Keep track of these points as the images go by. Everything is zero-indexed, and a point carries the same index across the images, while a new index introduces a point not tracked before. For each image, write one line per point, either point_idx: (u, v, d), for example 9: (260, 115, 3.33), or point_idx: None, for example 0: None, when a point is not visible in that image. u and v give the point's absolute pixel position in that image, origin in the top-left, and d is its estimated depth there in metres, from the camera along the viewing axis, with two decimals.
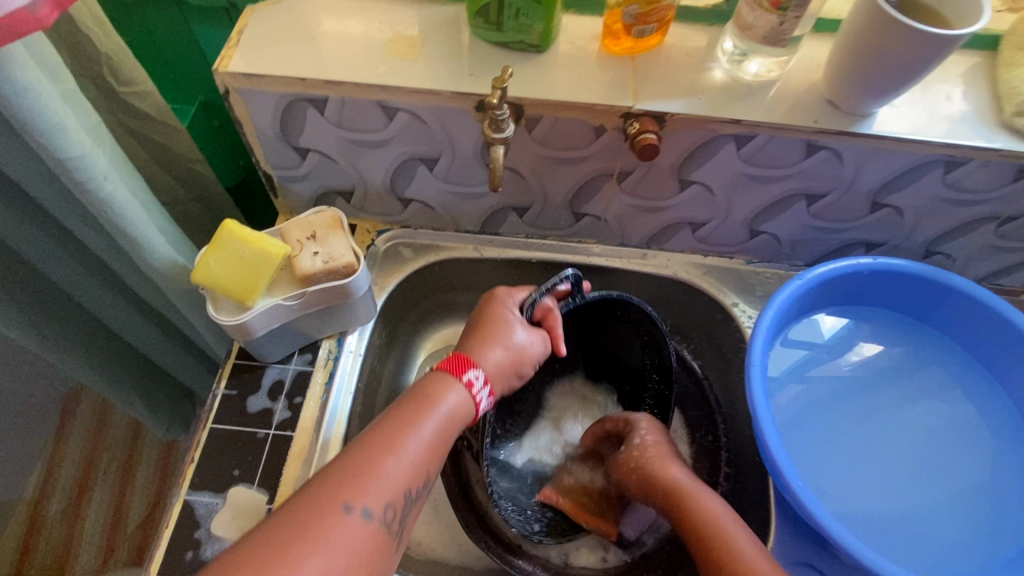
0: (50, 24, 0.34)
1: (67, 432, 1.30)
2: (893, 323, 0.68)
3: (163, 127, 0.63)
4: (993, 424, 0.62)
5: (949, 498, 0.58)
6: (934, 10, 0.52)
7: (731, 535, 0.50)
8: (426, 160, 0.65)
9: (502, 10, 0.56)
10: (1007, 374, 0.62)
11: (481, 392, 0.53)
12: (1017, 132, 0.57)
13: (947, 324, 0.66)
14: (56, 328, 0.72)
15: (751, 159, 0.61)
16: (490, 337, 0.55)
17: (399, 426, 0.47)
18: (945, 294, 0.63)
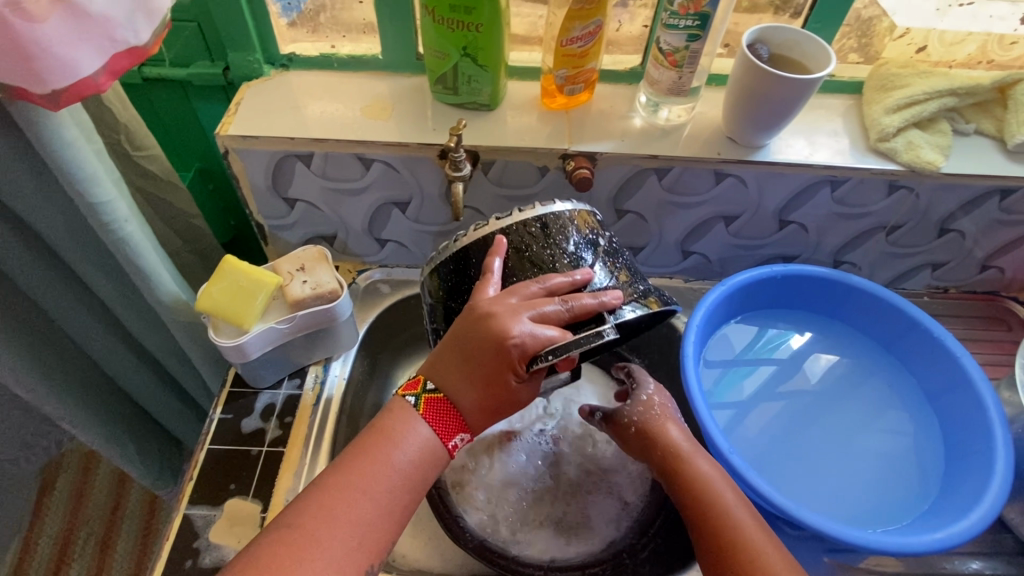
0: (106, 89, 0.45)
1: (45, 508, 1.28)
2: (808, 320, 0.77)
3: (169, 186, 0.73)
4: (905, 400, 0.71)
5: (879, 468, 0.65)
6: (797, 62, 0.66)
7: (717, 502, 0.56)
8: (399, 204, 0.75)
9: (457, 77, 0.69)
10: (908, 354, 0.72)
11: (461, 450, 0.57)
12: (882, 154, 0.70)
13: (853, 317, 0.76)
14: (59, 375, 0.77)
15: (673, 188, 0.73)
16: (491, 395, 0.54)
17: (357, 465, 0.52)
18: (847, 291, 0.74)
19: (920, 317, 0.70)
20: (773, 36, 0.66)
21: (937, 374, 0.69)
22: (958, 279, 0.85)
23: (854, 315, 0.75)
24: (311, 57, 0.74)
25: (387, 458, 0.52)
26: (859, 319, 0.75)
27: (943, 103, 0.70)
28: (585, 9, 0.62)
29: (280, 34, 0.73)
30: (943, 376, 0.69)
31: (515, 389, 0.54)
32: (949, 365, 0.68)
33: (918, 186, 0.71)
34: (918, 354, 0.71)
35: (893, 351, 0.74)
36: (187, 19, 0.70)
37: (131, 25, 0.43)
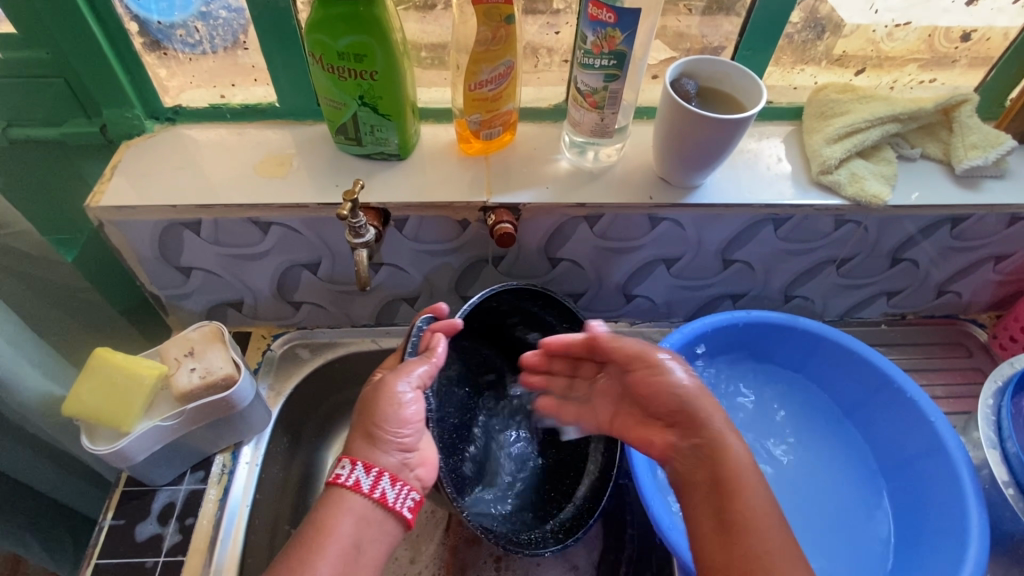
0: None
1: None
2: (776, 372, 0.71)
3: (46, 262, 0.65)
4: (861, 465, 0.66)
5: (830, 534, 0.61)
6: (729, 96, 0.60)
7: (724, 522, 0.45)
8: (309, 266, 0.68)
9: (359, 127, 0.62)
10: (875, 415, 0.66)
11: (372, 483, 0.51)
12: (826, 188, 0.65)
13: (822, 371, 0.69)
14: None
15: (606, 235, 0.67)
16: (368, 433, 0.53)
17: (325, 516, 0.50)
18: (815, 342, 0.67)
19: (893, 376, 0.64)
20: (699, 69, 0.61)
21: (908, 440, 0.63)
22: (915, 306, 0.81)
23: (822, 368, 0.69)
24: (200, 109, 0.67)
25: (348, 504, 0.50)
26: (828, 373, 0.69)
27: (886, 130, 0.66)
28: (491, 50, 0.56)
29: (160, 86, 0.65)
30: (916, 442, 0.62)
31: (380, 384, 0.54)
32: (924, 431, 0.62)
33: (866, 219, 0.67)
34: (888, 416, 0.65)
35: (860, 411, 0.67)
36: (51, 74, 0.62)
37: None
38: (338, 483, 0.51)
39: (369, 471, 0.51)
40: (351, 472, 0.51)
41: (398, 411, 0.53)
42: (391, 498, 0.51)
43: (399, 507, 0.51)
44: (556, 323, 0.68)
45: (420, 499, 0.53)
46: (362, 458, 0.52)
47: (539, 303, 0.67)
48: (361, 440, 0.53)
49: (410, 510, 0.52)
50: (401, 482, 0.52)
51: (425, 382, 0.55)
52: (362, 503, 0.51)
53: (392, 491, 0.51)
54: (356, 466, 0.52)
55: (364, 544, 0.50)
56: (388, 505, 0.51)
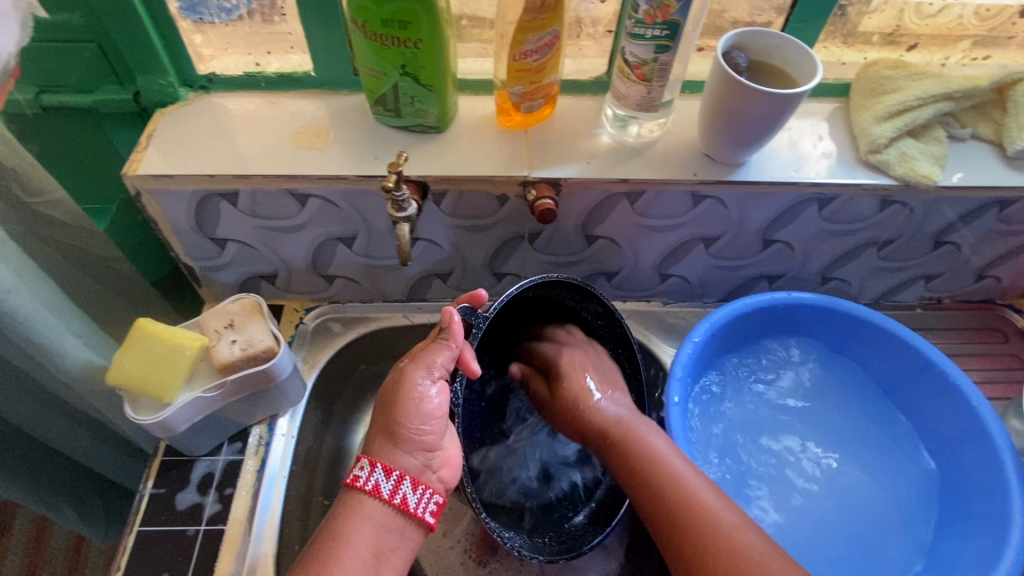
0: None
1: None
2: (814, 356, 0.70)
3: (82, 232, 0.64)
4: (894, 448, 0.66)
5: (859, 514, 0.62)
6: (781, 71, 0.58)
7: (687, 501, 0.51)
8: (344, 239, 0.67)
9: (399, 98, 0.60)
10: (913, 399, 0.66)
11: (391, 489, 0.51)
12: (874, 167, 0.64)
13: (862, 354, 0.69)
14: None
15: (646, 212, 0.66)
16: (389, 431, 0.53)
17: (346, 521, 0.50)
18: (856, 325, 0.67)
19: (937, 361, 0.63)
20: (750, 42, 0.59)
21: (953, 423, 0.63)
22: (952, 290, 0.80)
23: (861, 350, 0.68)
24: (234, 77, 0.65)
25: (366, 510, 0.51)
26: (867, 356, 0.68)
27: (939, 108, 0.64)
28: (539, 19, 0.54)
29: (195, 53, 0.63)
30: (954, 426, 0.62)
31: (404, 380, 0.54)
32: (966, 417, 0.61)
33: (912, 201, 0.65)
34: (931, 400, 0.64)
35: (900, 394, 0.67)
36: (84, 39, 0.61)
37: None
38: (356, 486, 0.51)
39: (388, 475, 0.51)
40: (370, 474, 0.51)
41: (418, 404, 0.52)
42: (413, 502, 0.52)
43: (421, 511, 0.52)
44: (590, 318, 0.67)
45: (442, 502, 0.54)
46: (382, 460, 0.52)
47: (578, 300, 0.65)
48: (384, 441, 0.53)
49: (433, 513, 0.53)
50: (421, 486, 0.52)
51: (445, 371, 0.54)
52: (381, 508, 0.51)
53: (414, 496, 0.52)
54: (376, 469, 0.52)
55: (385, 551, 0.50)
56: (410, 510, 0.51)
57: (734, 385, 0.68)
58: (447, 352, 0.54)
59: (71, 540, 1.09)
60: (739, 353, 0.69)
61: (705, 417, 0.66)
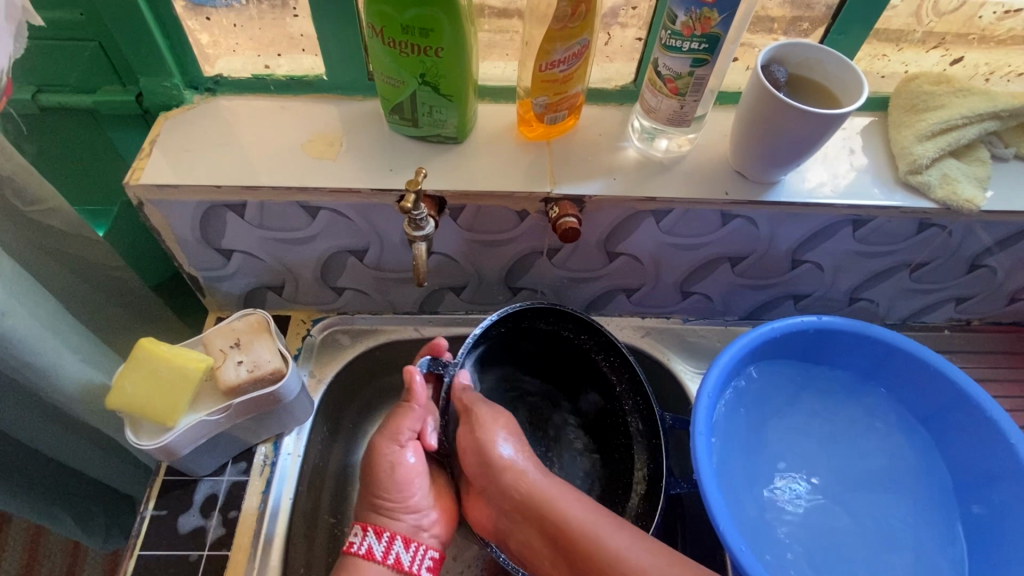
0: None
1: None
2: (837, 382, 0.69)
3: (81, 240, 0.61)
4: (922, 485, 0.64)
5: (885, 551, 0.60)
6: (822, 87, 0.55)
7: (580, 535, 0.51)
8: (355, 252, 0.64)
9: (416, 107, 0.57)
10: (941, 431, 0.65)
11: (383, 550, 0.54)
12: (913, 188, 0.61)
13: (889, 382, 0.67)
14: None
15: (672, 231, 0.63)
16: (376, 500, 0.56)
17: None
18: (887, 353, 0.66)
19: (970, 394, 0.62)
20: (789, 55, 0.55)
21: (982, 462, 0.62)
22: (983, 312, 0.77)
23: (890, 379, 0.67)
24: (243, 79, 0.62)
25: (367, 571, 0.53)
26: (895, 387, 0.67)
27: (984, 128, 0.60)
28: (568, 29, 0.51)
29: (201, 54, 0.60)
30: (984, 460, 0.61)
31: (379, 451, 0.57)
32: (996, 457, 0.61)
33: (952, 224, 0.62)
34: (956, 435, 0.64)
35: (928, 427, 0.66)
36: (84, 38, 0.57)
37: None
38: (351, 552, 0.54)
39: (381, 537, 0.55)
40: (364, 539, 0.55)
41: (393, 469, 0.56)
42: (407, 561, 0.55)
43: (416, 569, 0.55)
44: (574, 336, 0.66)
45: (437, 557, 0.57)
46: (373, 524, 0.55)
47: (552, 321, 0.65)
48: (369, 505, 0.56)
49: (429, 568, 0.56)
50: (415, 545, 0.55)
51: (414, 432, 0.57)
52: (378, 569, 0.54)
53: (407, 554, 0.55)
54: (369, 532, 0.55)
55: None
56: (405, 568, 0.54)
57: (761, 410, 0.66)
58: (412, 414, 0.57)
59: (68, 541, 1.07)
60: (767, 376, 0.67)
61: (731, 441, 0.64)
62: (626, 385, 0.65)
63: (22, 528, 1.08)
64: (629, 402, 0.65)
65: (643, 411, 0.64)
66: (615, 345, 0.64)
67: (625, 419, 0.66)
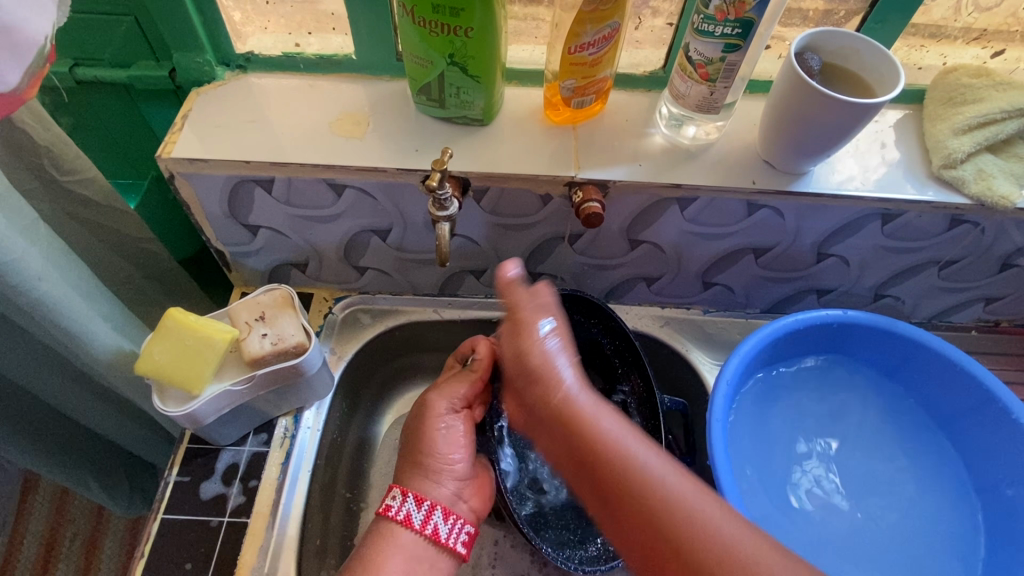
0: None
1: None
2: (858, 379, 0.68)
3: (112, 212, 0.63)
4: (941, 484, 0.63)
5: (917, 549, 0.60)
6: (856, 76, 0.54)
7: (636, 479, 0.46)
8: (379, 231, 0.65)
9: (444, 88, 0.57)
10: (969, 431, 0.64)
11: (419, 519, 0.52)
12: (946, 183, 0.60)
13: (914, 380, 0.67)
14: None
15: (697, 219, 0.62)
16: (421, 468, 0.55)
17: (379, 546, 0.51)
18: (914, 350, 0.65)
19: (1001, 395, 0.61)
20: (825, 43, 0.54)
21: (1002, 468, 0.61)
22: (1013, 313, 0.76)
23: (913, 379, 0.67)
24: (273, 57, 0.62)
25: (398, 538, 0.51)
26: (918, 384, 0.66)
27: None
28: (600, 11, 0.50)
29: (234, 31, 0.61)
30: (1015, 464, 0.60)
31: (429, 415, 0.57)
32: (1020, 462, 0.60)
33: (985, 221, 0.61)
34: (982, 439, 0.63)
35: (951, 430, 0.65)
36: (121, 12, 0.58)
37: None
38: (388, 515, 0.52)
39: (419, 503, 0.53)
40: (402, 504, 0.53)
41: (444, 434, 0.56)
42: (444, 533, 0.52)
43: (451, 542, 0.53)
44: (584, 322, 0.68)
45: (473, 533, 0.55)
46: (413, 491, 0.54)
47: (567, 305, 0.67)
48: (416, 472, 0.55)
49: (464, 544, 0.54)
50: (454, 517, 0.53)
51: (466, 400, 0.59)
52: (412, 538, 0.52)
53: (445, 526, 0.53)
54: (407, 498, 0.53)
55: None
56: (442, 541, 0.52)
57: (782, 404, 0.66)
58: (467, 382, 0.59)
59: (93, 505, 1.11)
60: (785, 370, 0.68)
61: (747, 430, 0.64)
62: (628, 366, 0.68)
63: (49, 494, 1.12)
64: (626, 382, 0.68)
65: (640, 394, 0.67)
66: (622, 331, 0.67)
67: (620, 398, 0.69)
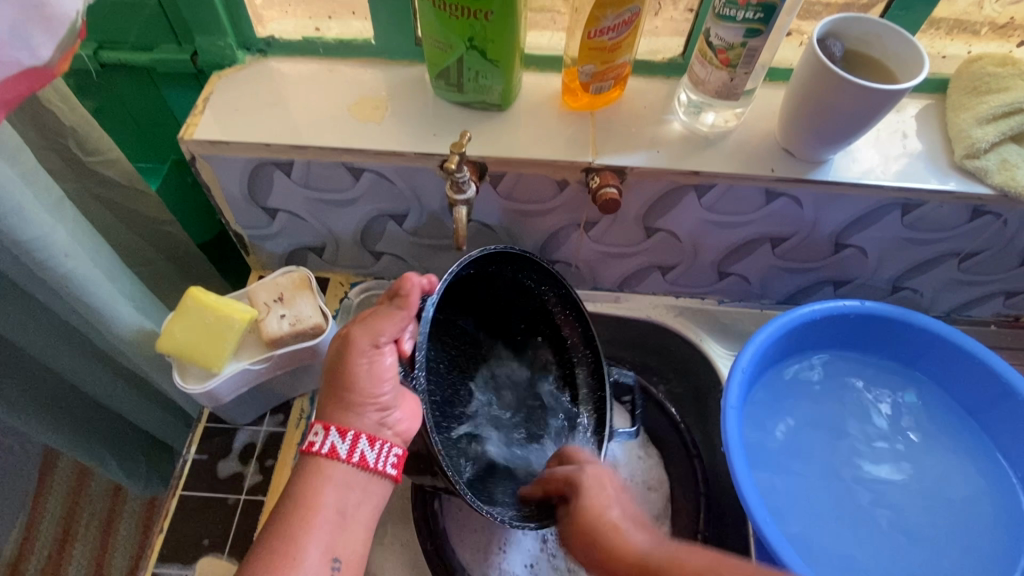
0: None
1: (48, 488, 1.13)
2: (876, 373, 0.68)
3: (133, 193, 0.64)
4: (962, 476, 0.62)
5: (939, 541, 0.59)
6: (879, 63, 0.54)
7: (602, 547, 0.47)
8: (395, 216, 0.65)
9: (462, 72, 0.57)
10: (997, 422, 0.63)
11: (343, 447, 0.50)
12: (969, 173, 0.59)
13: (932, 372, 0.66)
14: (7, 384, 0.66)
15: (714, 207, 0.62)
16: (346, 407, 0.51)
17: (313, 478, 0.49)
18: (932, 342, 0.64)
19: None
20: (848, 29, 0.54)
21: None
22: None
23: (934, 370, 0.66)
24: (294, 41, 0.63)
25: (330, 470, 0.50)
26: (937, 375, 0.66)
27: None
28: None
29: (255, 15, 0.61)
30: None
31: (346, 348, 0.51)
32: None
33: (1008, 212, 0.60)
34: (1008, 427, 0.62)
35: (976, 419, 0.65)
36: None
37: (23, 40, 0.35)
38: (313, 451, 0.50)
39: (340, 432, 0.50)
40: (325, 438, 0.50)
41: (367, 371, 0.50)
42: (371, 459, 0.50)
43: (382, 466, 0.51)
44: (535, 287, 0.64)
45: (403, 454, 0.52)
46: (335, 423, 0.50)
47: (512, 267, 0.61)
48: (337, 404, 0.51)
49: (395, 466, 0.52)
50: (381, 442, 0.51)
51: (391, 337, 0.51)
52: (343, 470, 0.50)
53: (372, 452, 0.50)
54: (330, 431, 0.50)
55: (349, 510, 0.50)
56: (370, 466, 0.50)
57: (797, 396, 0.66)
58: (393, 317, 0.51)
59: (109, 486, 1.13)
60: (801, 360, 0.68)
61: (763, 419, 0.64)
62: (580, 341, 0.66)
63: (67, 475, 1.14)
64: (579, 355, 0.67)
65: (592, 364, 0.66)
66: (575, 300, 0.64)
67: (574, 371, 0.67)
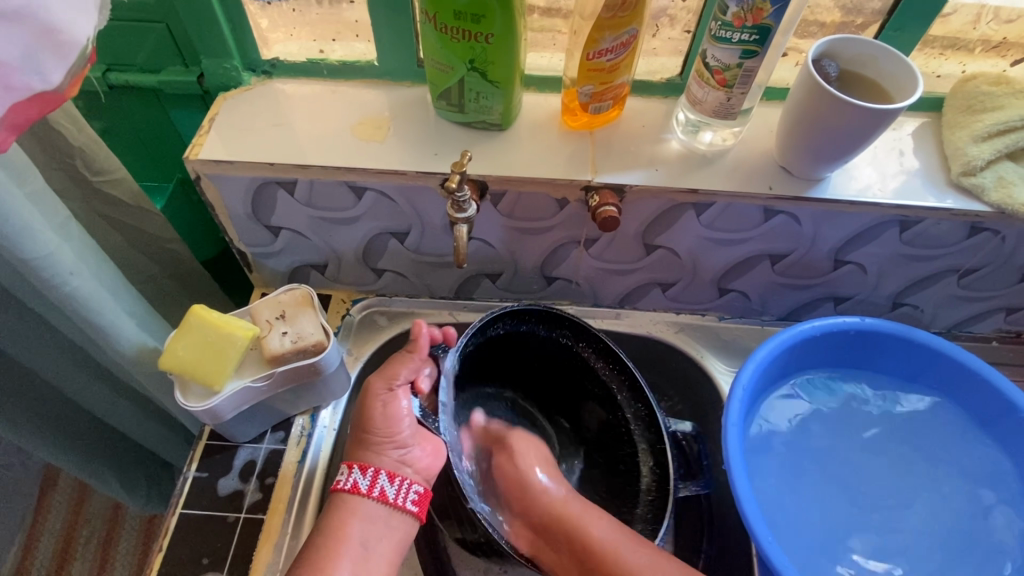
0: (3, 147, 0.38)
1: (47, 505, 1.12)
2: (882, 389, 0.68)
3: (138, 212, 0.64)
4: (971, 494, 0.61)
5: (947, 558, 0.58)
6: (873, 83, 0.55)
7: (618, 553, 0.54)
8: (397, 234, 0.66)
9: (463, 93, 0.58)
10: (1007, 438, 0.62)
11: (365, 484, 0.53)
12: (966, 190, 0.59)
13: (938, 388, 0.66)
14: (10, 402, 0.67)
15: (713, 225, 0.63)
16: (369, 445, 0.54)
17: (342, 512, 0.52)
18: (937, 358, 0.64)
19: None
20: (842, 50, 0.55)
21: None
22: None
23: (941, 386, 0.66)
24: (298, 63, 0.64)
25: (357, 504, 0.53)
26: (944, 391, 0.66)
27: None
28: (617, 17, 0.51)
29: (260, 37, 0.62)
30: None
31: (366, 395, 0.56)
32: None
33: (1006, 229, 0.61)
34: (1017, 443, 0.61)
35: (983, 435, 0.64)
36: (152, 19, 0.60)
37: (34, 65, 0.36)
38: (337, 488, 0.53)
39: (364, 471, 0.54)
40: (349, 475, 0.54)
41: (383, 411, 0.55)
42: (391, 494, 0.54)
43: (403, 502, 0.54)
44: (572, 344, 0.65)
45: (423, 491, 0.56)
46: (358, 462, 0.54)
47: (547, 326, 0.64)
48: (359, 445, 0.55)
49: (415, 502, 0.55)
50: (403, 479, 0.54)
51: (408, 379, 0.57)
52: (365, 505, 0.53)
53: (392, 488, 0.54)
54: (353, 468, 0.54)
55: (372, 545, 0.52)
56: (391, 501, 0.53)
57: (800, 413, 0.66)
58: (409, 361, 0.57)
59: (108, 504, 1.12)
60: (804, 376, 0.68)
61: (767, 433, 0.64)
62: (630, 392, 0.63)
63: (66, 492, 1.13)
64: (631, 411, 0.63)
65: (645, 418, 0.63)
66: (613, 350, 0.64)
67: (627, 427, 0.64)
